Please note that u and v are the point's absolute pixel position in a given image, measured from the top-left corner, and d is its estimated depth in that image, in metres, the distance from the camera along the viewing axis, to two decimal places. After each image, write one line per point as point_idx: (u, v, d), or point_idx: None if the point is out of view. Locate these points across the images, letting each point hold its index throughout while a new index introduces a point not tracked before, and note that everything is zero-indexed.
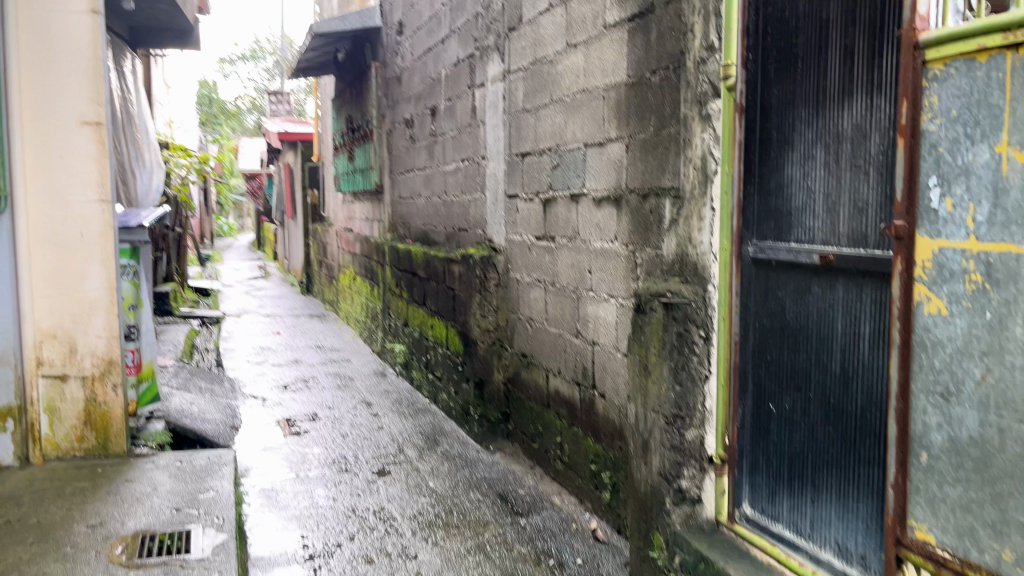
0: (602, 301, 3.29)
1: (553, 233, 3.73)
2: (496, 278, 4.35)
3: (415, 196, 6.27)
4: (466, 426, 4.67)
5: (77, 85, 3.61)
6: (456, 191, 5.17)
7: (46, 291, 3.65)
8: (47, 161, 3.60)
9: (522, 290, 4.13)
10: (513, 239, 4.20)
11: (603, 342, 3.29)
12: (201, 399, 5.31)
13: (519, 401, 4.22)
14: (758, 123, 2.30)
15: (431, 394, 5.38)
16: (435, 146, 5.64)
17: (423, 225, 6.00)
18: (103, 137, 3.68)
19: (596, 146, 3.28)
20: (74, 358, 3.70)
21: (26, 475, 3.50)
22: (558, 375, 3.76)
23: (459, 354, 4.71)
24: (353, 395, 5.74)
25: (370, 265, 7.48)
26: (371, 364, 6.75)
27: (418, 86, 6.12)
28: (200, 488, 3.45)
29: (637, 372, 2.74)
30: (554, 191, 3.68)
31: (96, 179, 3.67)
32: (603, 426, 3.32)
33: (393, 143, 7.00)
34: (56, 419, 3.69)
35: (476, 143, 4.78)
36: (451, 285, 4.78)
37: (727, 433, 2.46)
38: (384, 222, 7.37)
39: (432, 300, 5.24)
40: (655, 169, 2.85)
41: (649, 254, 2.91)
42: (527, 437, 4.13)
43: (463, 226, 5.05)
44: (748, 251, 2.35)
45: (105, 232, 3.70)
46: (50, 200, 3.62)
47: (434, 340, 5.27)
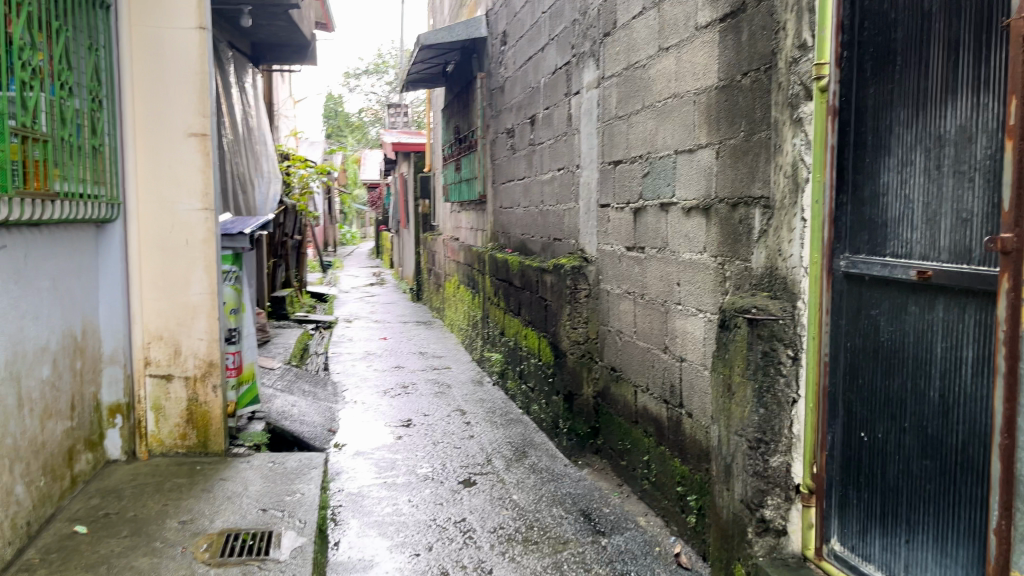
0: (691, 316, 3.14)
1: (643, 244, 3.64)
2: (587, 288, 4.33)
3: (515, 205, 6.27)
4: (556, 438, 4.61)
5: (185, 98, 3.79)
6: (553, 200, 5.12)
7: (155, 294, 3.83)
8: (157, 171, 3.79)
9: (612, 301, 4.07)
10: (604, 250, 4.17)
11: (691, 358, 3.15)
12: (304, 401, 5.49)
13: (608, 416, 4.13)
14: (853, 126, 2.12)
15: (525, 404, 5.34)
16: (534, 155, 5.62)
17: (522, 234, 5.99)
18: (208, 147, 3.84)
19: (686, 152, 3.15)
20: (178, 359, 3.87)
21: (132, 469, 3.68)
22: (647, 391, 3.63)
23: (550, 365, 4.70)
24: (449, 402, 5.77)
25: (473, 274, 7.54)
26: (470, 371, 6.79)
27: (519, 96, 6.12)
28: (287, 489, 3.52)
29: (721, 392, 2.59)
30: (645, 200, 3.59)
31: (200, 188, 3.83)
32: (689, 446, 3.17)
33: (496, 152, 7.03)
34: (162, 417, 3.87)
35: (572, 151, 4.72)
36: (544, 295, 4.79)
37: (816, 462, 2.28)
38: (487, 231, 7.42)
39: (526, 309, 5.27)
40: (745, 177, 2.69)
41: (739, 267, 2.75)
42: (615, 453, 4.02)
43: (559, 235, 5.00)
44: (839, 265, 2.16)
45: (208, 238, 3.86)
46: (160, 208, 3.81)
47: (527, 350, 5.28)
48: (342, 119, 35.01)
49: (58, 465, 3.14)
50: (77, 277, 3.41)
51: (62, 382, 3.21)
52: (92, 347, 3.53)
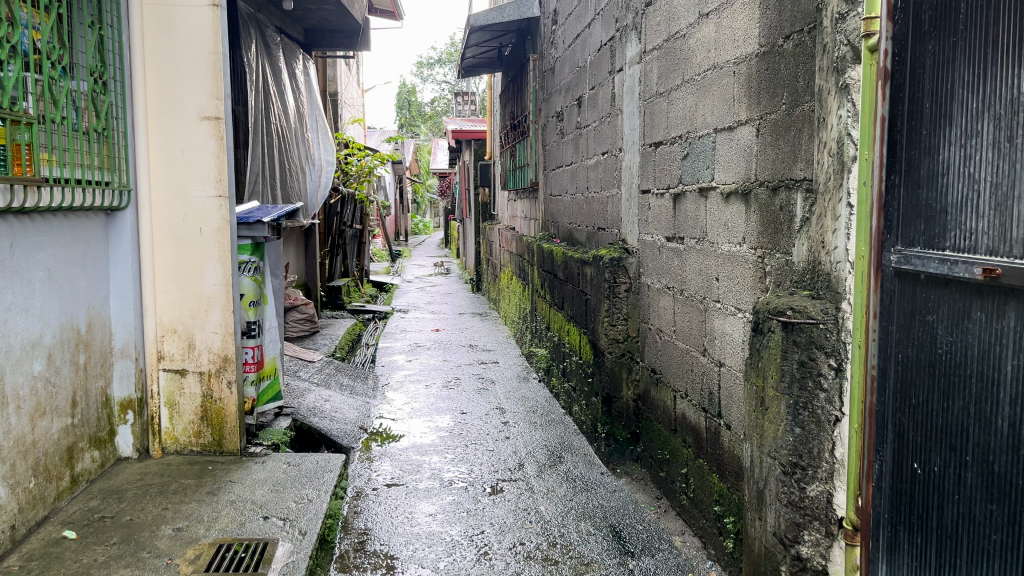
0: (730, 316, 2.76)
1: (682, 234, 3.26)
2: (628, 282, 3.97)
3: (563, 193, 5.95)
4: (595, 443, 4.28)
5: (198, 80, 3.62)
6: (598, 186, 4.79)
7: (168, 286, 3.69)
8: (170, 157, 3.64)
9: (652, 297, 3.71)
10: (645, 241, 3.81)
11: (729, 363, 2.78)
12: (340, 396, 5.31)
13: (648, 422, 3.79)
14: (906, 91, 1.74)
15: (567, 404, 5.02)
16: (581, 139, 5.29)
17: (569, 224, 5.67)
18: (222, 132, 3.66)
19: (726, 131, 2.77)
20: (192, 353, 3.72)
21: (142, 467, 3.55)
22: (685, 398, 3.26)
23: (590, 364, 4.37)
24: (490, 400, 5.51)
25: (524, 265, 7.25)
26: (517, 367, 6.51)
27: (568, 77, 5.79)
28: (295, 495, 3.32)
29: (754, 407, 2.24)
30: (684, 185, 3.21)
31: (214, 174, 3.66)
32: (727, 462, 2.81)
33: (547, 137, 6.71)
34: (176, 413, 3.74)
35: (615, 134, 4.38)
36: (585, 289, 4.46)
37: (860, 494, 1.89)
38: (539, 220, 7.11)
39: (569, 304, 4.97)
40: (786, 156, 2.32)
41: (779, 261, 2.36)
42: (655, 463, 3.67)
43: (603, 224, 4.66)
44: (889, 260, 1.79)
45: (222, 228, 3.69)
46: (172, 195, 3.65)
47: (570, 348, 4.97)
48: (414, 109, 35.12)
49: (53, 464, 3.02)
50: (82, 268, 3.28)
51: (60, 377, 3.08)
52: (99, 341, 3.40)
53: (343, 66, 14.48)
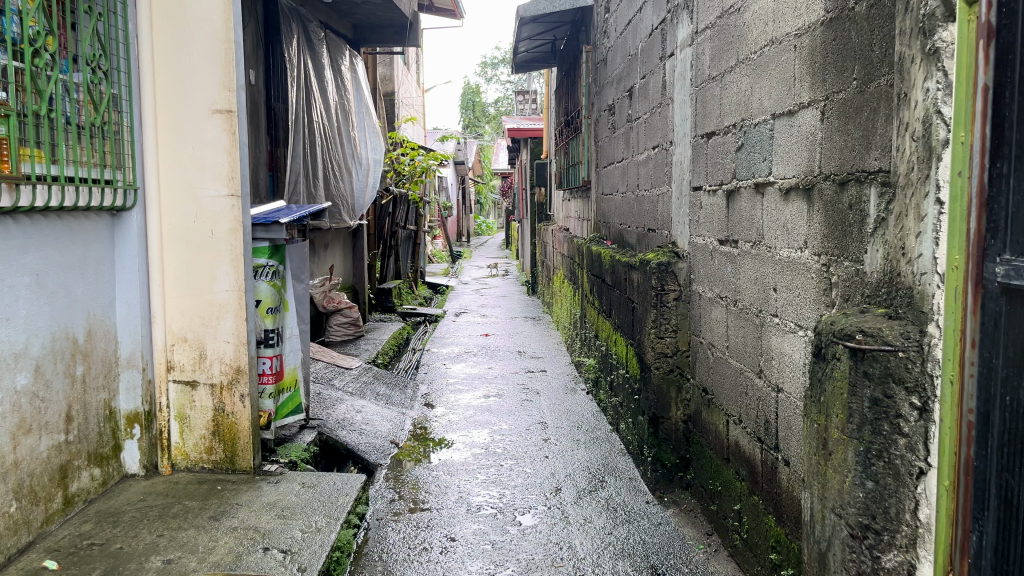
0: (789, 333, 2.34)
1: (735, 237, 2.85)
2: (677, 290, 3.57)
3: (615, 192, 5.56)
4: (641, 466, 3.89)
5: (209, 71, 3.37)
6: (649, 183, 4.39)
7: (178, 292, 3.45)
8: (180, 154, 3.40)
9: (704, 308, 3.30)
10: (696, 244, 3.41)
11: (788, 388, 2.36)
12: (374, 406, 5.03)
13: (699, 447, 3.39)
14: (1018, 52, 1.32)
15: (614, 420, 4.64)
16: (632, 133, 4.89)
17: (620, 224, 5.28)
18: (234, 126, 3.40)
19: (785, 116, 2.36)
20: (203, 363, 3.48)
21: (147, 486, 3.32)
22: (739, 424, 2.85)
23: (636, 380, 3.97)
24: (532, 413, 5.15)
25: (575, 268, 6.87)
26: (565, 376, 6.14)
27: (620, 67, 5.40)
28: (304, 522, 3.03)
29: (815, 449, 1.82)
30: (738, 180, 2.80)
31: (226, 171, 3.40)
32: (786, 504, 2.39)
33: (600, 133, 6.32)
34: (186, 428, 3.50)
35: (666, 126, 3.98)
36: (632, 295, 4.06)
37: (953, 571, 1.48)
38: (591, 220, 6.73)
39: (616, 311, 4.58)
40: (857, 143, 1.90)
41: (849, 270, 1.94)
42: (706, 494, 3.27)
43: (653, 226, 4.26)
44: (993, 273, 1.37)
45: (235, 229, 3.43)
46: (182, 194, 3.41)
47: (618, 359, 4.58)
48: (477, 110, 34.98)
49: (41, 485, 2.79)
50: (81, 273, 3.06)
51: (51, 390, 2.86)
52: (101, 350, 3.17)
53: (401, 66, 14.35)
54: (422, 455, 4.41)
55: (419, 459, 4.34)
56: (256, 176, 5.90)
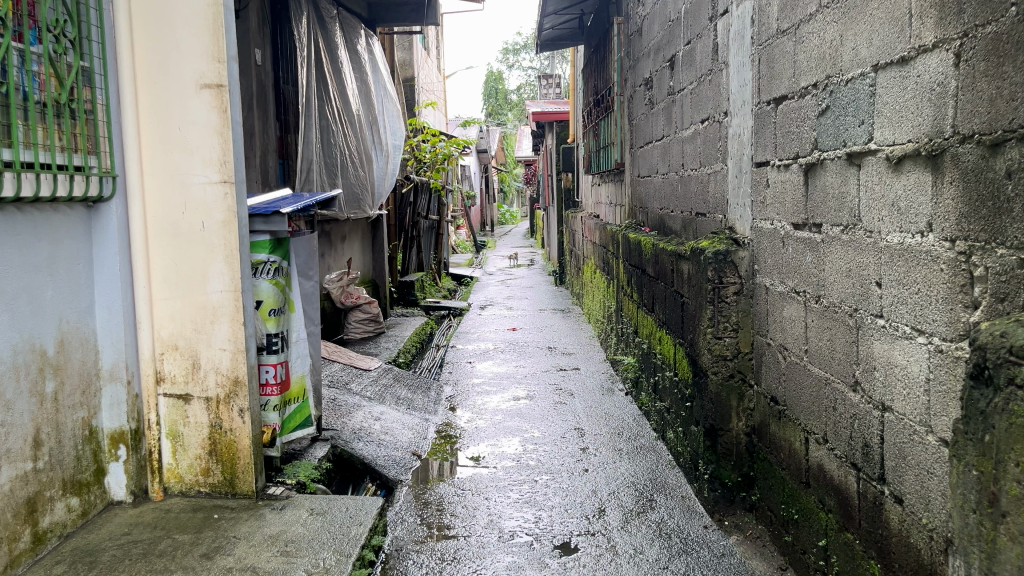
0: (902, 339, 1.86)
1: (817, 219, 2.37)
2: (737, 283, 3.09)
3: (654, 173, 5.08)
4: (695, 483, 3.42)
5: (196, 39, 2.94)
6: (697, 162, 3.91)
7: (168, 294, 3.04)
8: (166, 136, 2.98)
9: (773, 304, 2.82)
10: (761, 229, 2.92)
11: (900, 409, 1.88)
12: (394, 413, 4.60)
13: (767, 465, 2.92)
14: None
15: (659, 427, 4.18)
16: (674, 107, 4.41)
17: (662, 209, 4.80)
18: (225, 103, 2.97)
19: (893, 66, 1.87)
20: (197, 375, 3.06)
21: (134, 516, 2.91)
22: (824, 444, 2.37)
23: (688, 385, 3.50)
24: (567, 417, 4.70)
25: (608, 257, 6.41)
26: (601, 375, 5.68)
27: (657, 36, 4.91)
28: (310, 561, 2.60)
29: (974, 504, 1.35)
30: (821, 152, 2.32)
31: (217, 155, 2.98)
32: (897, 553, 1.92)
33: (634, 110, 5.84)
34: (180, 447, 3.09)
35: (718, 95, 3.50)
36: (681, 289, 3.59)
37: None
38: (626, 206, 6.26)
39: (661, 305, 4.12)
40: (1020, 88, 1.41)
41: (1004, 260, 1.46)
42: (776, 522, 2.80)
43: (703, 210, 3.78)
44: None
45: (228, 221, 3.00)
46: (169, 183, 2.99)
47: (662, 359, 4.12)
48: (500, 97, 34.51)
49: (2, 524, 2.39)
50: (50, 274, 2.64)
51: (12, 413, 2.45)
52: (77, 361, 2.77)
53: (421, 52, 13.94)
54: (451, 452, 4.22)
55: (448, 458, 4.15)
56: (264, 163, 5.49)
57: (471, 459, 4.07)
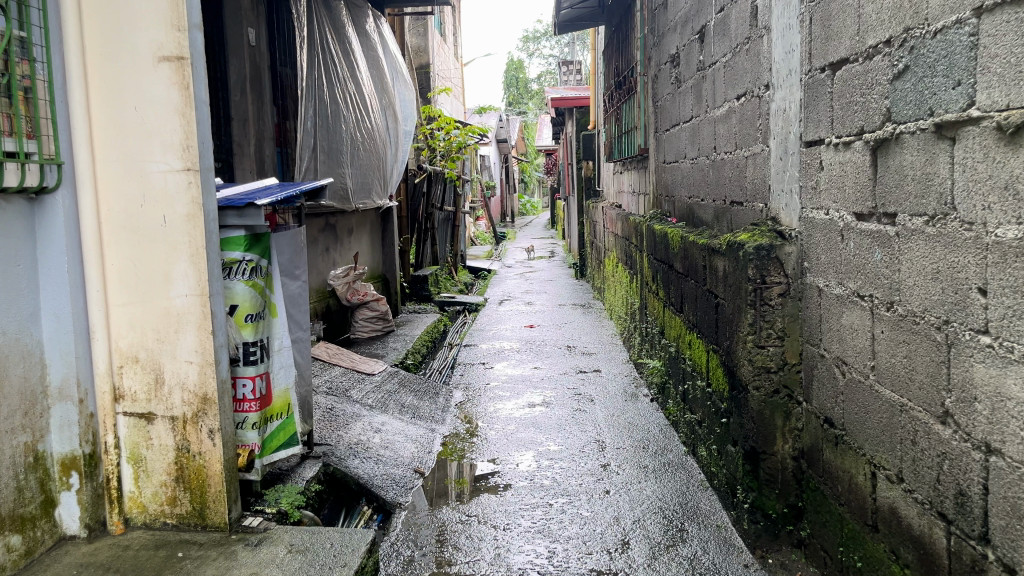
0: (1019, 364, 1.43)
1: (890, 209, 1.93)
2: (783, 284, 2.66)
3: (682, 158, 4.65)
4: (733, 512, 3.00)
5: (152, 5, 2.54)
6: (731, 144, 3.48)
7: (126, 298, 2.65)
8: (121, 118, 2.60)
9: (827, 309, 2.39)
10: (812, 220, 2.48)
11: (1014, 455, 1.46)
12: (397, 423, 4.21)
13: (820, 497, 2.49)
14: None
15: (689, 440, 3.76)
16: (705, 84, 3.97)
17: (691, 198, 4.37)
18: (187, 78, 2.57)
19: (1005, 6, 1.43)
20: (161, 391, 2.68)
21: (88, 554, 2.53)
22: (899, 484, 1.95)
23: (724, 398, 3.08)
24: (587, 427, 4.29)
25: (631, 250, 5.99)
26: (624, 378, 5.27)
27: (685, 7, 4.46)
28: None
29: None
30: (896, 124, 1.88)
31: (180, 139, 2.59)
32: None
33: (659, 91, 5.40)
34: (143, 473, 2.71)
35: (756, 67, 3.06)
36: (714, 288, 3.16)
37: None
38: (650, 195, 5.83)
39: (690, 305, 3.69)
40: None
41: None
42: (832, 567, 2.37)
43: (739, 198, 3.35)
44: None
45: (193, 215, 2.61)
46: (126, 171, 2.61)
47: (693, 365, 3.69)
48: (520, 86, 34.06)
49: None
50: None
51: None
52: (18, 379, 2.39)
53: (436, 38, 13.56)
54: (464, 450, 4.06)
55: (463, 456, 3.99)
56: (260, 152, 5.11)
57: (486, 473, 3.72)
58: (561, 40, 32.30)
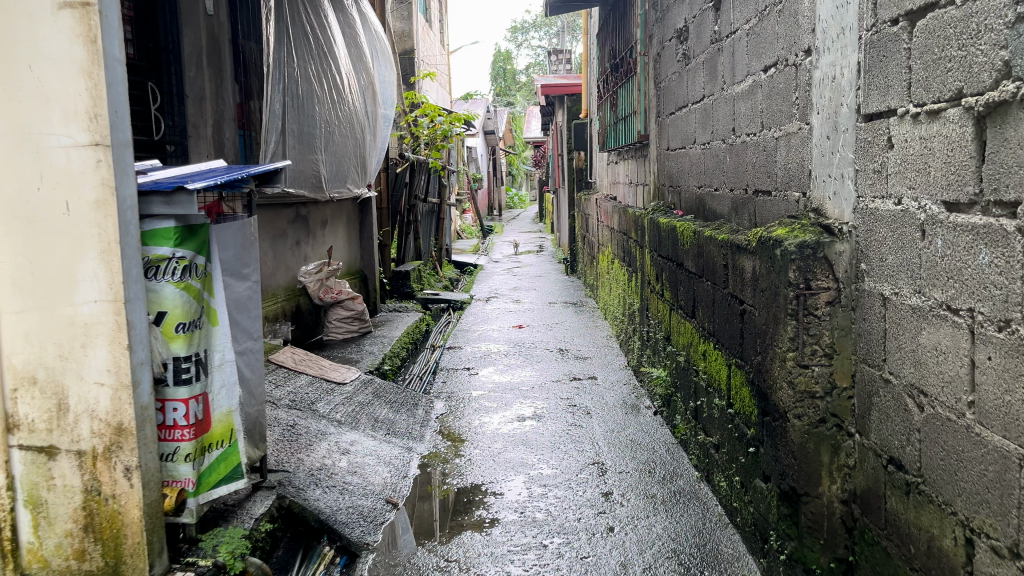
0: None
1: (1009, 197, 1.44)
2: (831, 291, 2.16)
3: (690, 144, 4.16)
4: (763, 562, 2.52)
5: None
6: (756, 125, 2.99)
7: (19, 306, 2.13)
8: (9, 79, 2.07)
9: (896, 324, 1.90)
10: (874, 212, 2.00)
11: None
12: (369, 443, 3.70)
13: (881, 554, 2.01)
14: None
15: (704, 466, 3.28)
16: (721, 57, 3.48)
17: (701, 188, 3.89)
18: (94, 30, 2.05)
19: None
20: (65, 420, 2.17)
21: None
22: (1017, 561, 1.46)
23: (752, 424, 2.59)
24: (585, 445, 3.81)
25: (629, 246, 5.51)
26: (623, 388, 4.78)
27: None
28: None
29: None
30: (1018, 83, 1.39)
31: (85, 106, 2.07)
32: None
33: (662, 70, 4.91)
34: (43, 520, 2.20)
35: (792, 30, 2.57)
36: (740, 294, 2.67)
37: None
38: (651, 185, 5.35)
39: (706, 310, 3.21)
40: None
41: None
42: None
43: (766, 187, 2.86)
44: None
45: (103, 202, 2.09)
46: (17, 147, 2.08)
47: (708, 379, 3.21)
48: (508, 77, 33.54)
49: None
50: None
51: None
52: None
53: (421, 23, 13.03)
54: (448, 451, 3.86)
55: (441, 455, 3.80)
56: (220, 134, 4.59)
57: (470, 505, 3.23)
58: (551, 31, 31.77)
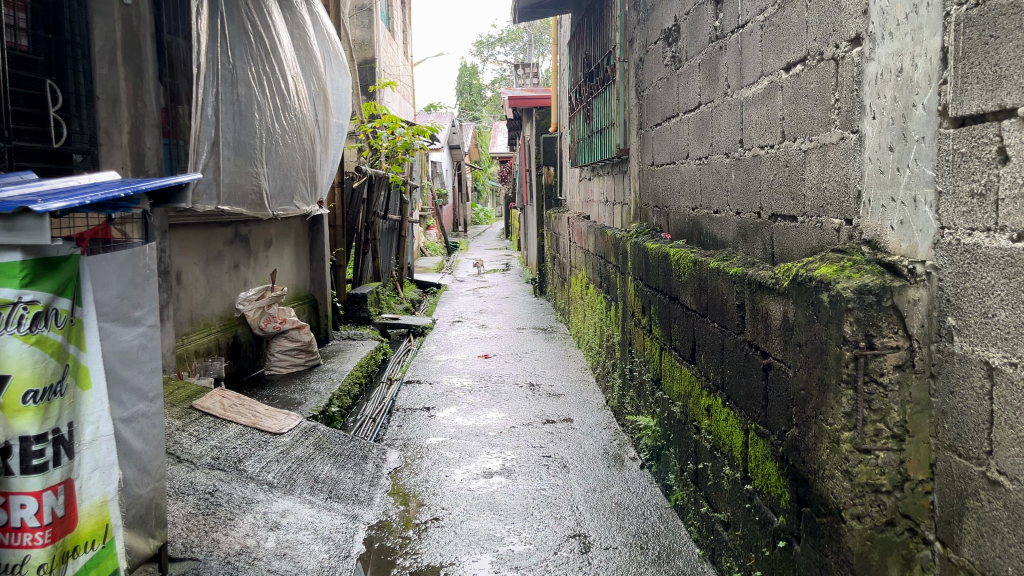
0: None
1: None
2: (900, 354, 1.64)
3: (680, 159, 3.64)
4: None
5: None
6: (772, 136, 2.47)
7: None
8: None
9: (1010, 407, 1.37)
10: (969, 249, 1.47)
11: None
12: (304, 512, 3.09)
13: None
14: None
15: (708, 544, 2.73)
16: (723, 56, 2.96)
17: (697, 210, 3.36)
18: None
19: None
20: None
21: None
22: None
23: (783, 513, 2.04)
24: (564, 511, 3.24)
25: (608, 271, 4.98)
26: (603, 433, 4.23)
27: None
28: None
29: None
30: None
31: None
32: None
33: (645, 77, 4.40)
34: None
35: (828, 15, 2.05)
36: (766, 345, 2.14)
37: None
38: (631, 204, 4.82)
39: (710, 356, 2.68)
40: None
41: None
42: None
43: (789, 212, 2.33)
44: None
45: None
46: None
47: (713, 440, 2.66)
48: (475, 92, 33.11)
49: None
50: None
51: None
52: None
53: (384, 33, 12.48)
54: (414, 512, 3.32)
55: (407, 519, 3.26)
56: (140, 142, 3.96)
57: None
58: (517, 46, 31.45)
